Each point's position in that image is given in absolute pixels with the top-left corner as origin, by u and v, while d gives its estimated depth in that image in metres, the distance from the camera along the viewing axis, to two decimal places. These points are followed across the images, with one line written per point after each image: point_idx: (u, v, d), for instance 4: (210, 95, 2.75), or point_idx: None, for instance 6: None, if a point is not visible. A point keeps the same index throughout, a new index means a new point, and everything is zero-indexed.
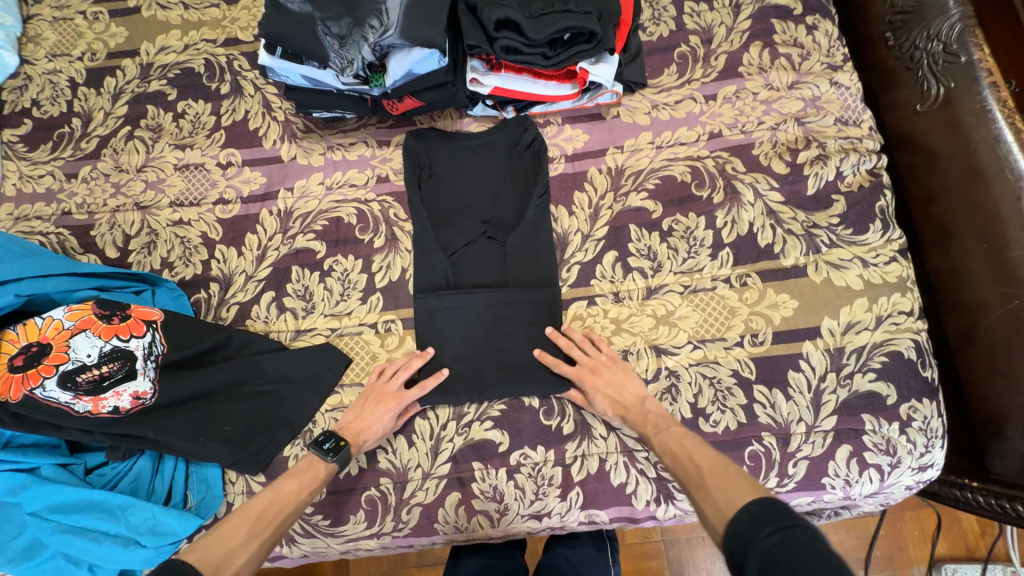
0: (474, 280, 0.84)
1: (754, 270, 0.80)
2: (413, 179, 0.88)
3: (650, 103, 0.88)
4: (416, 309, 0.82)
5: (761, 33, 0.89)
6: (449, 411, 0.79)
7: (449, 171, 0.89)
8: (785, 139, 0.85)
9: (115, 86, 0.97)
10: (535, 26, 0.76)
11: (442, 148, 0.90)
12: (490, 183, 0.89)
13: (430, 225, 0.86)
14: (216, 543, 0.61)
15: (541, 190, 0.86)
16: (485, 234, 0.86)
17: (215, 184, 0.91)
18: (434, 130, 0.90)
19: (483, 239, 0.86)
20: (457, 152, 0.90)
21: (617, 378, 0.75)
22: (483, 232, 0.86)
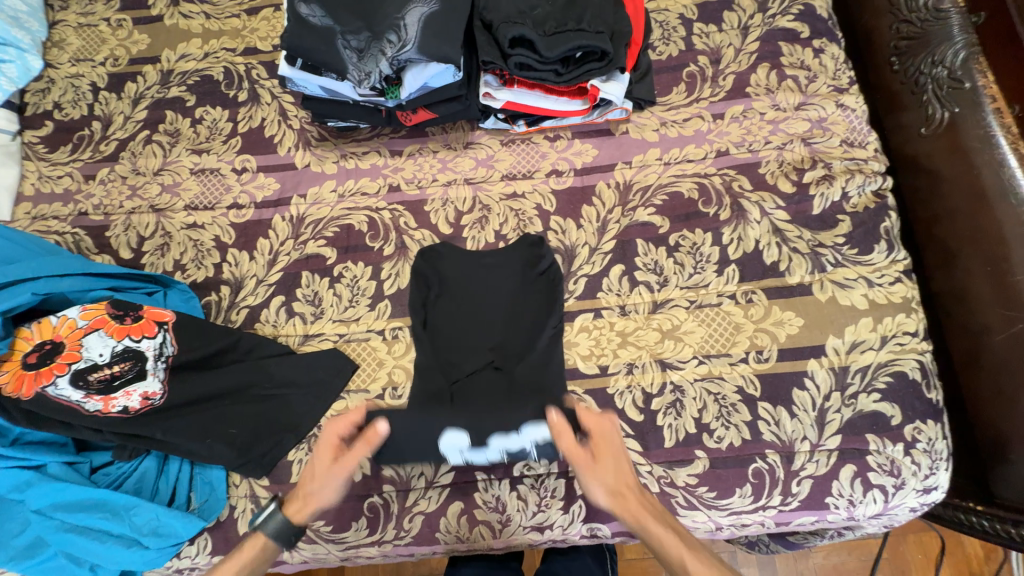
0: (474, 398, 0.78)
1: (759, 287, 0.81)
2: (419, 297, 0.85)
3: (658, 120, 0.90)
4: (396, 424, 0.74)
5: (769, 55, 0.91)
6: None
7: (458, 289, 0.85)
8: (791, 159, 0.86)
9: (135, 91, 1.00)
10: (548, 45, 0.77)
11: (453, 267, 0.86)
12: (501, 312, 0.85)
13: (433, 352, 0.82)
14: None
15: (555, 326, 0.82)
16: (491, 365, 0.81)
17: (229, 189, 0.93)
18: (446, 246, 0.87)
19: (489, 369, 0.81)
20: (468, 273, 0.86)
21: (613, 464, 0.68)
22: (490, 362, 0.81)
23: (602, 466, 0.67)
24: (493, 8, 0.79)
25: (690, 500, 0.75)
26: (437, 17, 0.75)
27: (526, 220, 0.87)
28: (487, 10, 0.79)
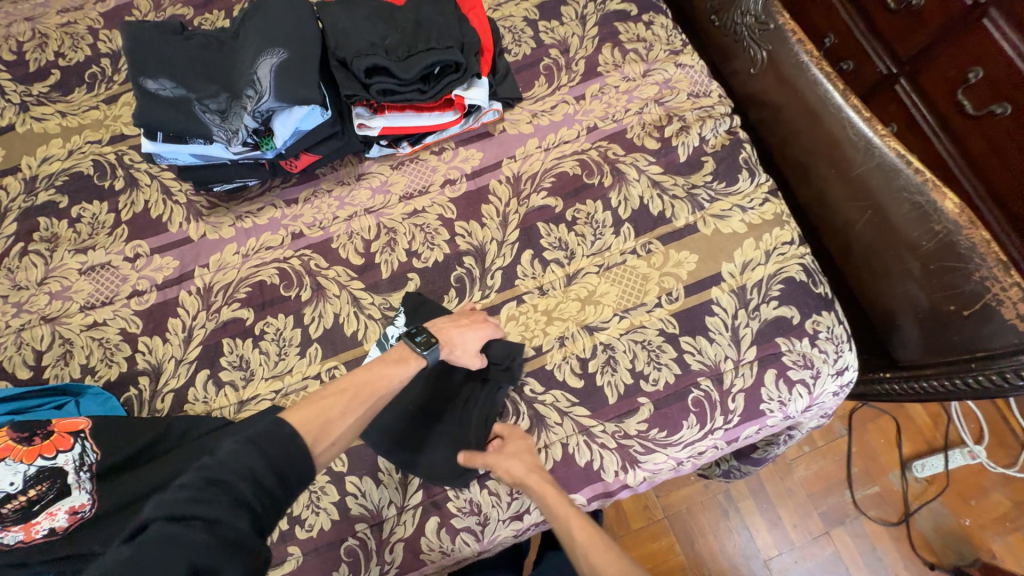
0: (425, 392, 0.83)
1: (654, 237, 0.88)
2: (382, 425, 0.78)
3: (529, 113, 0.97)
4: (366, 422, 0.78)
5: (609, 36, 1.01)
6: (407, 435, 0.79)
7: (412, 414, 0.81)
8: (651, 120, 0.95)
9: (0, 206, 0.95)
10: (404, 68, 0.82)
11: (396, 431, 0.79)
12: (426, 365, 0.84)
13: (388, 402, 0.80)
14: (316, 409, 0.63)
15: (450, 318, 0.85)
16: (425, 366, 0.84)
17: (126, 279, 0.90)
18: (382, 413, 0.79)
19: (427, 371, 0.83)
20: (408, 411, 0.81)
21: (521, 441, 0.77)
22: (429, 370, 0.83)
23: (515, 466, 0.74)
24: (344, 46, 0.83)
25: (646, 444, 0.80)
26: (288, 64, 0.78)
27: (432, 232, 0.91)
28: (339, 49, 0.83)
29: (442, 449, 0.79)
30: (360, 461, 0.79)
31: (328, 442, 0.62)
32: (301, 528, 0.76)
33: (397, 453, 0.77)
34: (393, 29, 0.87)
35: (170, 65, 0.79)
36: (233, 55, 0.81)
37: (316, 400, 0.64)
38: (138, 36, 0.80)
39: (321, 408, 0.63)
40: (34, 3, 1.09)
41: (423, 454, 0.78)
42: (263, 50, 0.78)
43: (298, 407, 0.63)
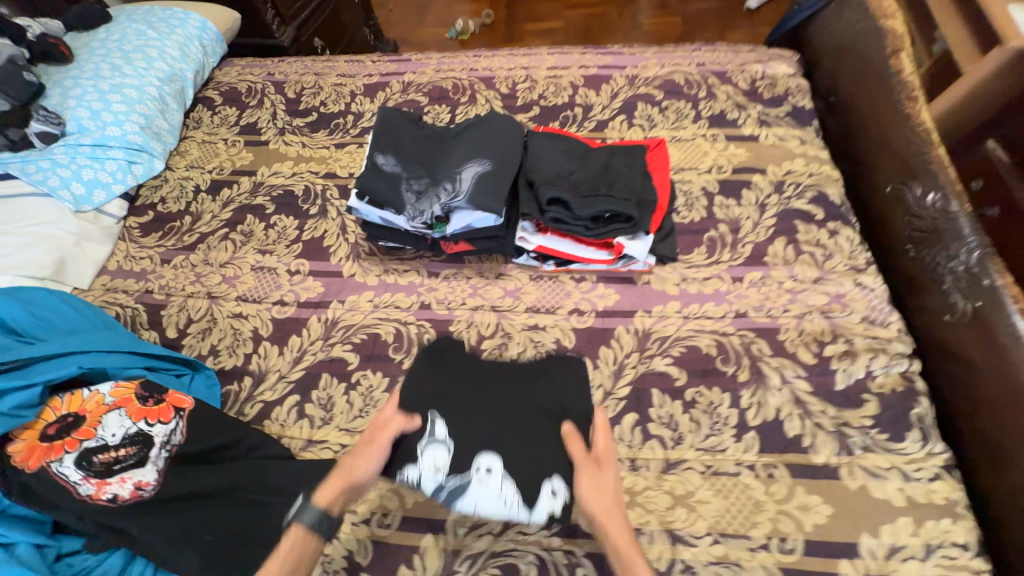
0: (491, 404, 0.74)
1: (781, 461, 0.76)
2: (471, 442, 0.69)
3: (679, 276, 0.96)
4: (454, 440, 0.69)
5: (786, 231, 0.98)
6: (504, 437, 0.70)
7: (494, 424, 0.71)
8: (810, 330, 0.87)
9: (228, 196, 1.18)
10: (581, 204, 0.87)
11: (490, 445, 0.69)
12: (475, 376, 0.77)
13: (458, 418, 0.71)
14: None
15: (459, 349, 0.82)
16: (467, 377, 0.77)
17: (279, 287, 1.02)
18: (459, 433, 0.70)
19: (472, 381, 0.77)
20: (488, 423, 0.71)
21: (612, 479, 0.68)
22: (475, 378, 0.77)
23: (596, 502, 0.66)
24: (536, 170, 0.92)
25: None
26: (487, 175, 0.88)
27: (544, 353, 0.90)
28: (531, 172, 0.92)
29: (546, 458, 0.70)
30: (447, 497, 0.67)
31: None
32: None
33: (512, 462, 0.69)
34: (581, 167, 0.95)
35: (399, 145, 0.95)
36: (447, 152, 0.95)
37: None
38: (387, 118, 0.98)
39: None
40: (325, 66, 1.43)
41: (527, 461, 0.69)
42: (472, 158, 0.91)
43: None
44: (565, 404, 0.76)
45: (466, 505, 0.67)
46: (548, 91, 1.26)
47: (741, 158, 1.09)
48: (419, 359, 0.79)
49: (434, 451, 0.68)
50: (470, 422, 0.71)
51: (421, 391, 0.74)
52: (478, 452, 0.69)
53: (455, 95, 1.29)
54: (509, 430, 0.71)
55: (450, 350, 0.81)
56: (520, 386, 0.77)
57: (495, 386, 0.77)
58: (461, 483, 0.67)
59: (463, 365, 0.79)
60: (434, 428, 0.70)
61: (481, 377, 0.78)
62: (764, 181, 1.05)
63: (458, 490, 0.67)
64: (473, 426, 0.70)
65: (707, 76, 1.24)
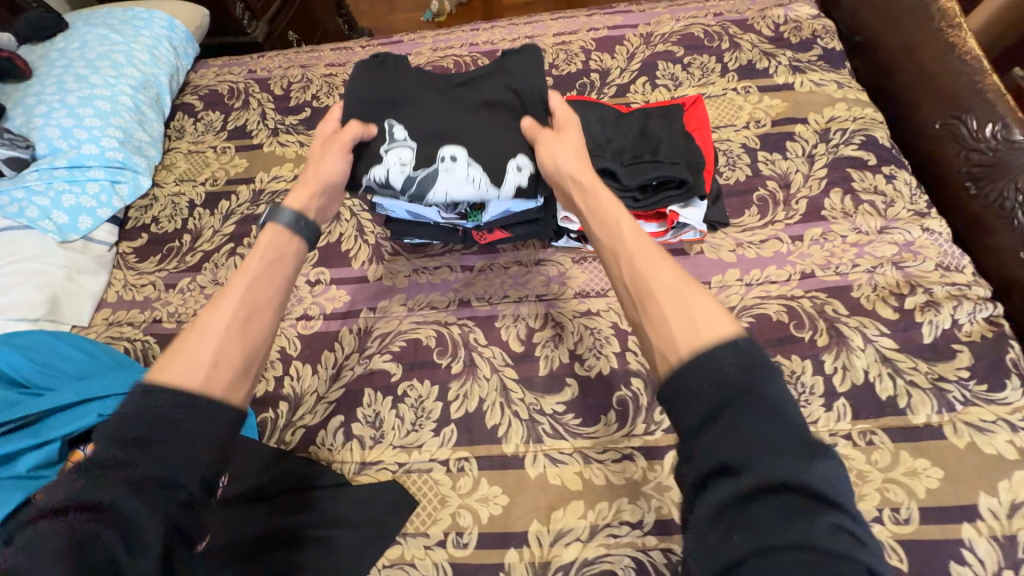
0: (446, 79, 0.83)
1: (878, 427, 0.71)
2: (425, 113, 0.78)
3: (734, 241, 0.89)
4: (407, 112, 0.78)
5: (840, 181, 0.92)
6: (460, 103, 0.80)
7: (444, 100, 0.80)
8: (885, 283, 0.81)
9: (227, 208, 1.08)
10: (629, 173, 0.80)
11: (445, 115, 0.78)
12: (421, 76, 0.82)
13: (410, 109, 0.79)
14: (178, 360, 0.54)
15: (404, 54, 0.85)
16: (416, 71, 0.83)
17: (301, 300, 0.94)
18: (410, 111, 0.78)
19: (422, 72, 0.83)
20: (438, 98, 0.80)
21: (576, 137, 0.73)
22: (423, 70, 0.83)
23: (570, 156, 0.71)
24: None
25: None
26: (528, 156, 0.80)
27: (603, 339, 0.83)
28: None
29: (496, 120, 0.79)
30: (415, 186, 0.75)
31: (206, 368, 0.53)
32: None
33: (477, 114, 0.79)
34: (620, 135, 0.88)
35: (414, 114, 0.78)
36: (467, 107, 0.79)
37: (194, 326, 0.57)
38: (389, 63, 0.82)
39: (202, 338, 0.55)
40: (311, 56, 1.32)
41: (487, 152, 0.76)
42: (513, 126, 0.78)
43: (166, 360, 0.54)
44: (516, 83, 0.79)
45: (435, 196, 0.75)
46: (559, 59, 1.16)
47: (779, 109, 1.02)
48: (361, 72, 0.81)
49: (398, 150, 0.76)
50: (425, 111, 0.79)
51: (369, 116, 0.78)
52: (440, 146, 0.76)
53: (459, 74, 1.19)
54: (461, 96, 0.81)
55: (398, 69, 0.82)
56: (465, 77, 0.83)
57: (453, 89, 0.82)
58: (429, 173, 0.75)
59: (403, 64, 0.82)
60: (394, 133, 0.77)
61: (433, 82, 0.82)
62: (808, 131, 0.98)
63: (428, 176, 0.75)
64: (428, 130, 0.77)
65: (727, 26, 1.16)
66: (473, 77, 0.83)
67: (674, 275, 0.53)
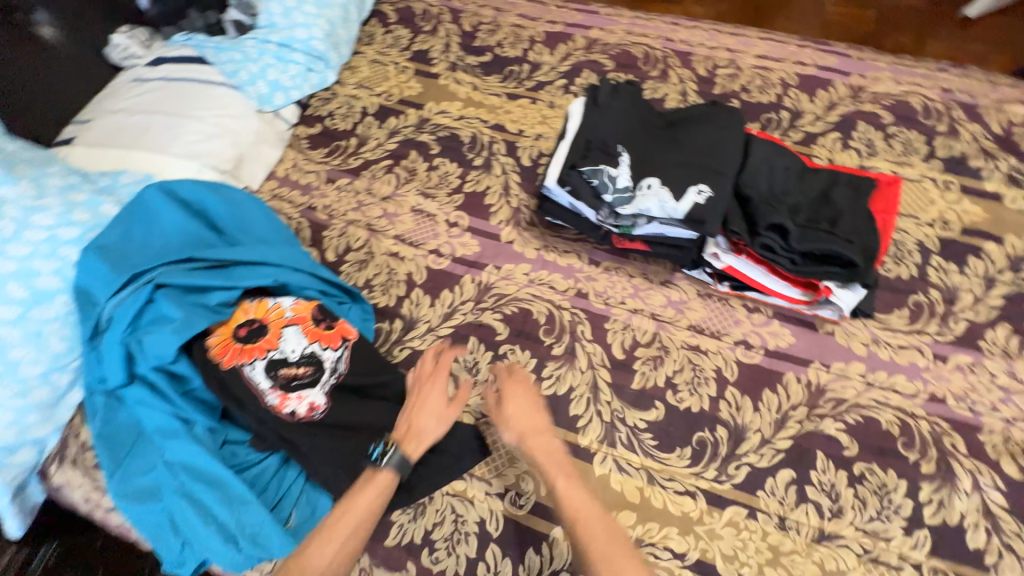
0: (659, 120, 0.92)
1: (955, 572, 0.69)
2: (638, 144, 0.87)
3: (871, 335, 0.86)
4: (621, 137, 0.87)
5: (1013, 318, 0.85)
6: (667, 141, 0.88)
7: (657, 138, 0.88)
8: (1020, 439, 0.77)
9: (394, 125, 1.15)
10: (801, 237, 0.78)
11: (654, 148, 0.87)
12: (639, 110, 0.92)
13: (623, 137, 0.87)
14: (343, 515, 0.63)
15: (629, 85, 0.95)
16: (637, 106, 0.92)
17: (437, 235, 1.00)
18: (623, 137, 0.87)
19: (641, 108, 0.92)
20: (650, 134, 0.89)
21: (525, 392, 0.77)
22: (643, 106, 0.93)
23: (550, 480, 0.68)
24: (752, 186, 0.83)
25: None
26: (713, 191, 0.81)
27: (702, 378, 0.85)
28: (746, 186, 0.83)
29: (699, 160, 0.84)
30: (621, 199, 0.83)
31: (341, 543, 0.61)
32: (428, 554, 0.75)
33: (679, 151, 0.85)
34: (801, 191, 0.85)
35: (620, 124, 0.89)
36: (665, 146, 0.87)
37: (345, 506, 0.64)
38: (612, 93, 0.93)
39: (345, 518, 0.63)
40: (505, 1, 1.33)
41: (681, 180, 0.82)
42: (695, 161, 0.84)
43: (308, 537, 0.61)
44: (723, 137, 0.86)
45: (636, 208, 0.82)
46: (753, 83, 1.11)
47: (975, 217, 0.93)
48: (590, 99, 0.93)
49: (612, 168, 0.83)
50: (637, 143, 0.87)
51: (588, 130, 0.88)
52: (646, 175, 0.83)
53: (645, 66, 1.16)
54: (671, 135, 0.89)
55: (620, 98, 0.92)
56: (676, 120, 0.92)
57: (663, 129, 0.91)
58: (635, 192, 0.82)
59: (629, 97, 0.93)
60: (613, 152, 0.85)
61: (649, 119, 0.91)
62: (998, 252, 0.90)
63: (632, 195, 0.82)
64: (636, 157, 0.86)
65: (952, 107, 1.04)
66: (684, 122, 0.91)
67: (612, 540, 0.61)
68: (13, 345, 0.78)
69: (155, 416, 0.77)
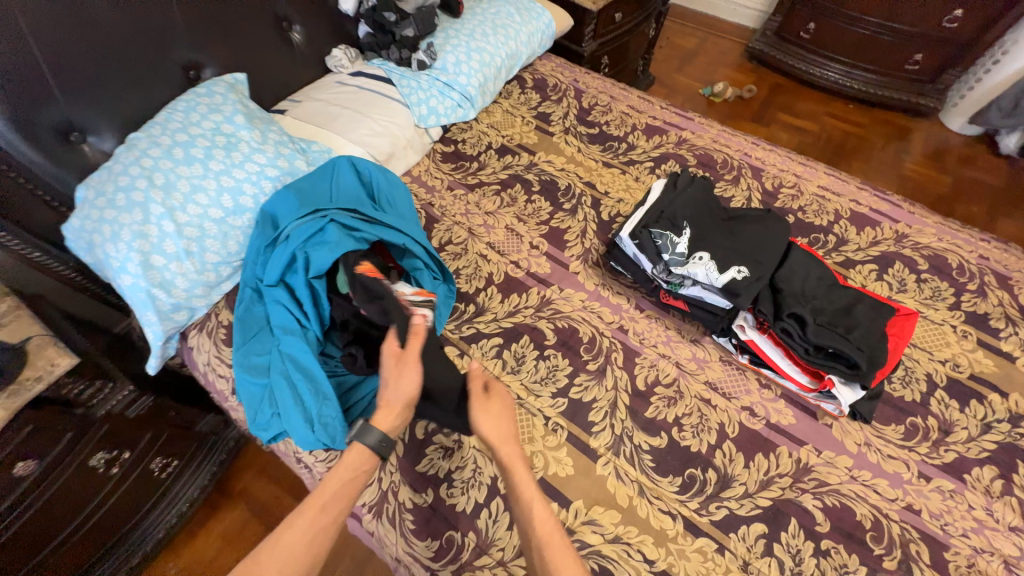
0: (720, 212, 1.14)
1: None
2: (698, 225, 1.09)
3: (865, 438, 0.97)
4: (687, 217, 1.10)
5: (1002, 464, 0.93)
6: (722, 230, 1.09)
7: (715, 225, 1.10)
8: (984, 569, 0.84)
9: (509, 161, 1.44)
10: (816, 331, 0.94)
11: (711, 233, 1.08)
12: (706, 200, 1.14)
13: (688, 217, 1.10)
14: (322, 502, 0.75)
15: (703, 179, 1.19)
16: (707, 196, 1.15)
17: (519, 251, 1.24)
18: (688, 217, 1.10)
19: (709, 199, 1.15)
20: (711, 221, 1.11)
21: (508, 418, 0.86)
22: (711, 198, 1.15)
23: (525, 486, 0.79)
24: (785, 281, 1.01)
25: None
26: (749, 276, 0.99)
27: (706, 425, 0.99)
28: (780, 280, 1.01)
29: (745, 250, 1.04)
30: (674, 260, 1.03)
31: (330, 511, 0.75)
32: (446, 488, 0.91)
33: (731, 240, 1.06)
34: (826, 298, 1.01)
35: (688, 207, 1.12)
36: (719, 233, 1.08)
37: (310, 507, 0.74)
38: (689, 182, 1.17)
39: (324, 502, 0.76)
40: (621, 93, 1.64)
41: (726, 260, 1.02)
42: (741, 250, 1.04)
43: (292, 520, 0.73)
44: (769, 238, 1.06)
45: (685, 270, 1.02)
46: (811, 206, 1.30)
47: (985, 368, 1.04)
48: (669, 182, 1.18)
49: (673, 236, 1.06)
50: (698, 224, 1.10)
51: (662, 205, 1.12)
52: (698, 248, 1.04)
53: (722, 169, 1.40)
54: (726, 225, 1.10)
55: (694, 187, 1.15)
56: (734, 216, 1.13)
57: (722, 219, 1.12)
58: (687, 258, 1.03)
59: (701, 188, 1.16)
60: (677, 226, 1.08)
61: (713, 209, 1.14)
62: (1000, 404, 1.00)
63: (684, 261, 1.03)
64: (694, 234, 1.07)
65: (985, 273, 1.18)
66: (741, 219, 1.12)
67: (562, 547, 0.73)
68: (210, 236, 1.08)
69: (283, 316, 1.01)
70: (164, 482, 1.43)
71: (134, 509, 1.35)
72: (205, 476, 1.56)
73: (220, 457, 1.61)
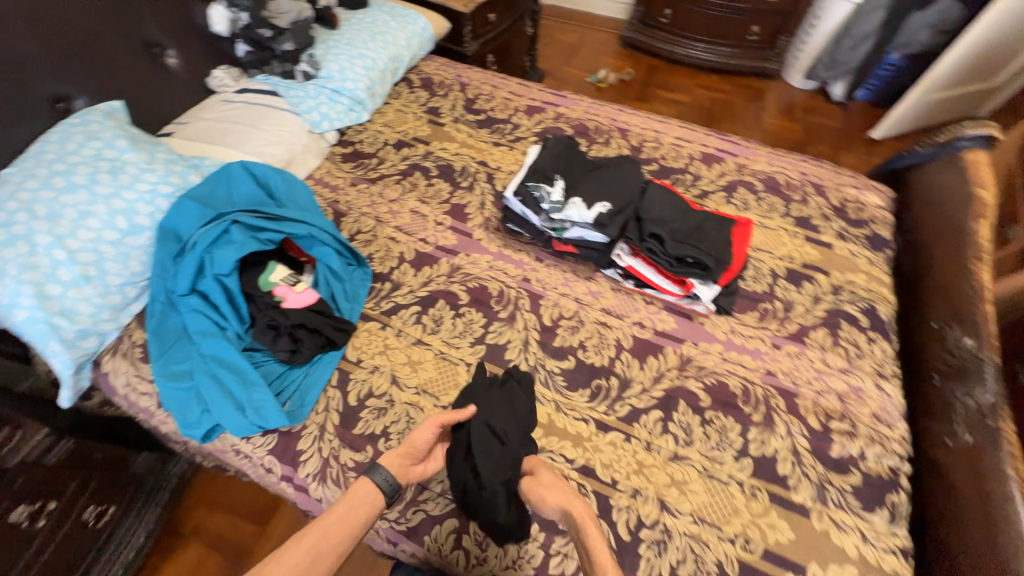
0: (589, 164, 1.33)
1: (766, 488, 0.95)
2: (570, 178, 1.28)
3: (730, 326, 1.18)
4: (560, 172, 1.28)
5: (830, 325, 1.17)
6: (591, 177, 1.28)
7: (586, 175, 1.29)
8: (825, 405, 1.05)
9: (406, 153, 1.55)
10: (672, 245, 1.14)
11: (582, 182, 1.27)
12: (576, 156, 1.33)
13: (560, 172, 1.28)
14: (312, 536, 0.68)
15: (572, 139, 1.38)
16: (576, 154, 1.34)
17: (426, 229, 1.35)
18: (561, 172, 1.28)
19: (578, 155, 1.34)
20: (581, 172, 1.30)
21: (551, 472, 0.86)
22: (580, 154, 1.34)
23: (558, 486, 0.83)
24: (646, 210, 1.21)
25: None
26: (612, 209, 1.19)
27: (605, 343, 1.15)
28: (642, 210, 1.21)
29: (609, 190, 1.23)
30: (553, 209, 1.21)
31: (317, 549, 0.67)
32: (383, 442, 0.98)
33: (597, 183, 1.25)
34: (681, 219, 1.22)
35: (560, 164, 1.30)
36: (588, 180, 1.27)
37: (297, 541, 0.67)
38: (559, 142, 1.34)
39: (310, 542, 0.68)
40: (501, 82, 1.81)
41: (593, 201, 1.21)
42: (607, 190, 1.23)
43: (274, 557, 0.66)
44: (628, 179, 1.27)
45: (562, 215, 1.19)
46: (670, 154, 1.53)
47: (812, 257, 1.30)
48: (544, 145, 1.35)
49: (550, 189, 1.23)
50: (570, 176, 1.28)
51: (538, 165, 1.29)
52: (571, 195, 1.22)
53: (595, 134, 1.60)
54: (594, 174, 1.29)
55: (564, 146, 1.34)
56: (601, 165, 1.33)
57: (591, 169, 1.31)
58: (563, 205, 1.21)
59: (571, 147, 1.35)
60: (552, 180, 1.25)
61: (583, 163, 1.33)
62: (825, 281, 1.25)
63: (562, 207, 1.20)
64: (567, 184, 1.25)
65: (806, 185, 1.46)
66: (606, 167, 1.32)
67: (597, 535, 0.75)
68: (109, 259, 1.09)
69: (199, 320, 1.05)
70: (103, 531, 1.36)
71: (71, 564, 1.28)
72: (150, 521, 1.49)
73: (164, 499, 1.54)
